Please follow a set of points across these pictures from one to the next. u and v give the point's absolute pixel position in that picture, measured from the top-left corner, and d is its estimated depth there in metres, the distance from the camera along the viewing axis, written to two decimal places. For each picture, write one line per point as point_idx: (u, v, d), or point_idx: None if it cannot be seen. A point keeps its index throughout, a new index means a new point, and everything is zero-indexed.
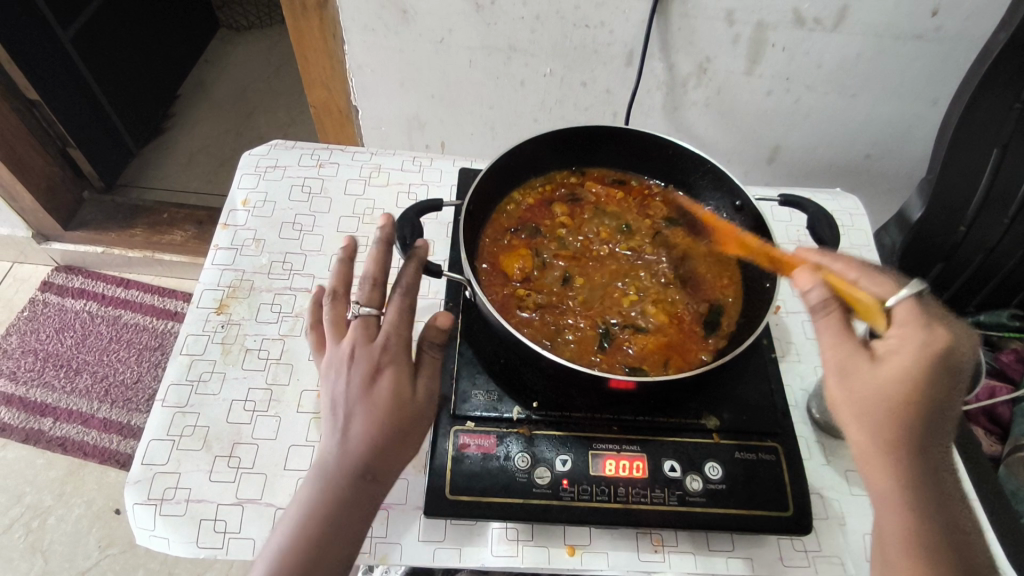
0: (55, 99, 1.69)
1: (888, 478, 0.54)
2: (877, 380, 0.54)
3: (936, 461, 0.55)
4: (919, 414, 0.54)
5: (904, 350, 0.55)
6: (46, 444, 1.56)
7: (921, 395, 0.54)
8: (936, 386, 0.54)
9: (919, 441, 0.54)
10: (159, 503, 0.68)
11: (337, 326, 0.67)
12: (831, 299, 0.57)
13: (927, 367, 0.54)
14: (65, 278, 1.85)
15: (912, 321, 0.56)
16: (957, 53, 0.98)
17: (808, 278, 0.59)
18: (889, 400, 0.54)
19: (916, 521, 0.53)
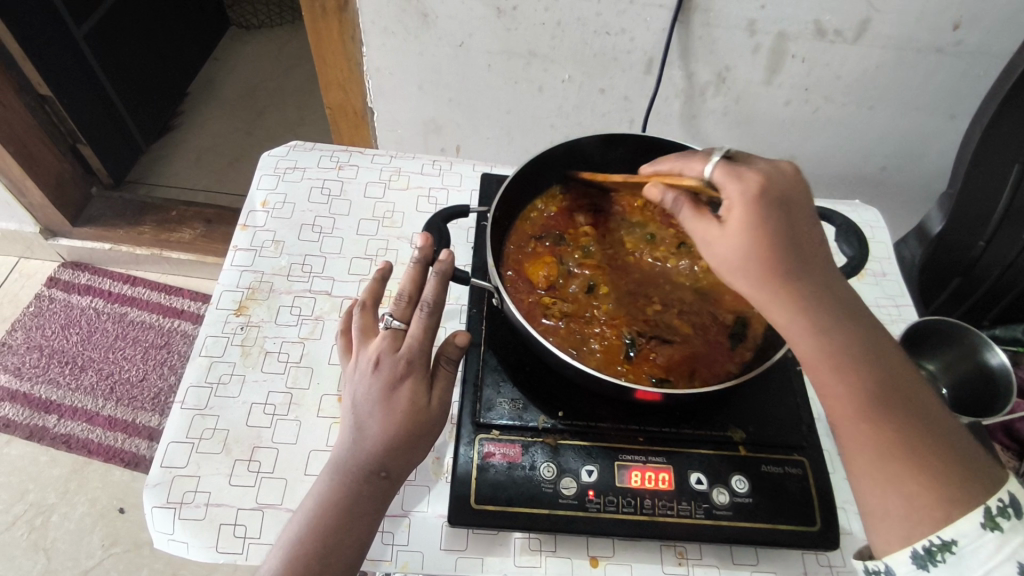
0: (67, 95, 1.68)
1: (811, 346, 0.55)
2: (742, 258, 0.55)
3: (846, 306, 0.56)
4: (791, 267, 0.54)
5: (737, 212, 0.54)
6: (50, 442, 1.55)
7: (781, 247, 0.54)
8: (785, 225, 0.54)
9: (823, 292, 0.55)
10: (178, 507, 0.67)
11: (366, 332, 0.68)
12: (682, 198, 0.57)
13: (766, 212, 0.54)
14: (72, 274, 1.84)
15: (731, 178, 0.55)
16: (978, 67, 0.98)
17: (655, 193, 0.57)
18: (761, 269, 0.54)
19: (858, 385, 0.54)
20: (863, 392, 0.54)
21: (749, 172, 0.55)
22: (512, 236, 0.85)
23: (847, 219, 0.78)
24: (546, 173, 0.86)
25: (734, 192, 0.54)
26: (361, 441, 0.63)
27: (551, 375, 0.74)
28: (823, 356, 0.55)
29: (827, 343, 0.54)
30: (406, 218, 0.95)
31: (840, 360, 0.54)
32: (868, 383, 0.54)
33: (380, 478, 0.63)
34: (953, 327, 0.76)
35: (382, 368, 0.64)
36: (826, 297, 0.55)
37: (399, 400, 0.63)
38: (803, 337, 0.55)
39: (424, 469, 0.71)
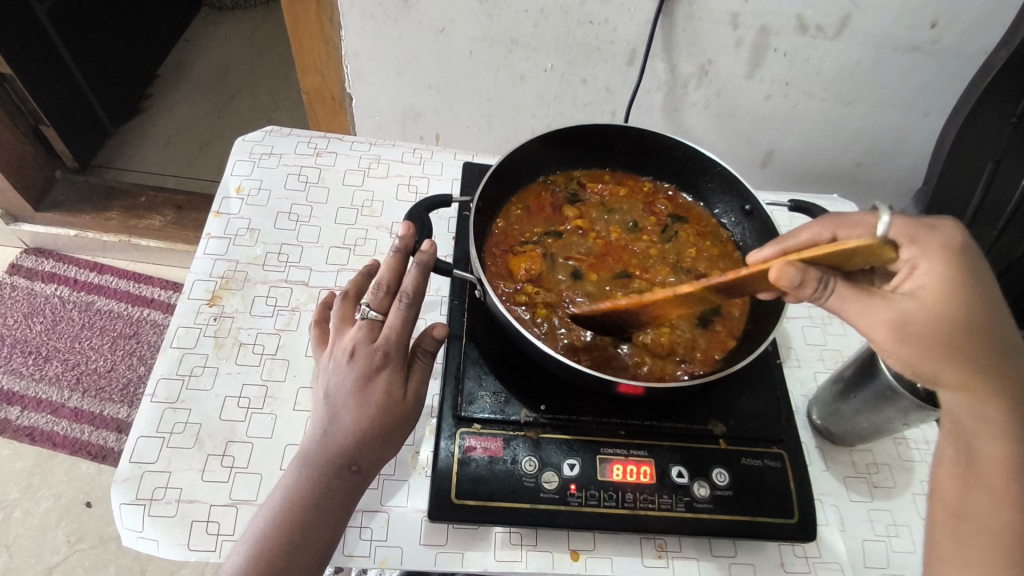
0: (29, 74, 1.61)
1: (957, 371, 0.52)
2: (931, 320, 0.52)
3: (1011, 345, 0.53)
4: (981, 329, 0.52)
5: (923, 271, 0.53)
6: (13, 434, 1.49)
7: (977, 308, 0.52)
8: (984, 290, 0.53)
9: (1000, 346, 0.53)
10: (148, 504, 0.65)
11: (345, 322, 0.67)
12: (824, 276, 0.55)
13: (959, 268, 0.53)
14: (35, 260, 1.77)
15: (917, 233, 0.54)
16: (952, 66, 0.99)
17: (793, 273, 0.54)
18: (955, 326, 0.52)
19: (1001, 411, 0.51)
20: (1016, 440, 0.51)
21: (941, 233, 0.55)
22: (499, 217, 0.85)
23: (828, 214, 0.80)
24: (527, 164, 0.86)
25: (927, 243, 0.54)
26: (332, 433, 0.61)
27: (532, 368, 0.74)
28: (969, 391, 0.52)
29: (968, 377, 0.52)
30: (385, 208, 0.94)
31: (979, 387, 0.52)
32: (1014, 424, 0.51)
33: (351, 472, 0.61)
34: None
35: (358, 359, 0.63)
36: (997, 349, 0.52)
37: (374, 393, 0.62)
38: (947, 369, 0.53)
39: (403, 462, 0.69)
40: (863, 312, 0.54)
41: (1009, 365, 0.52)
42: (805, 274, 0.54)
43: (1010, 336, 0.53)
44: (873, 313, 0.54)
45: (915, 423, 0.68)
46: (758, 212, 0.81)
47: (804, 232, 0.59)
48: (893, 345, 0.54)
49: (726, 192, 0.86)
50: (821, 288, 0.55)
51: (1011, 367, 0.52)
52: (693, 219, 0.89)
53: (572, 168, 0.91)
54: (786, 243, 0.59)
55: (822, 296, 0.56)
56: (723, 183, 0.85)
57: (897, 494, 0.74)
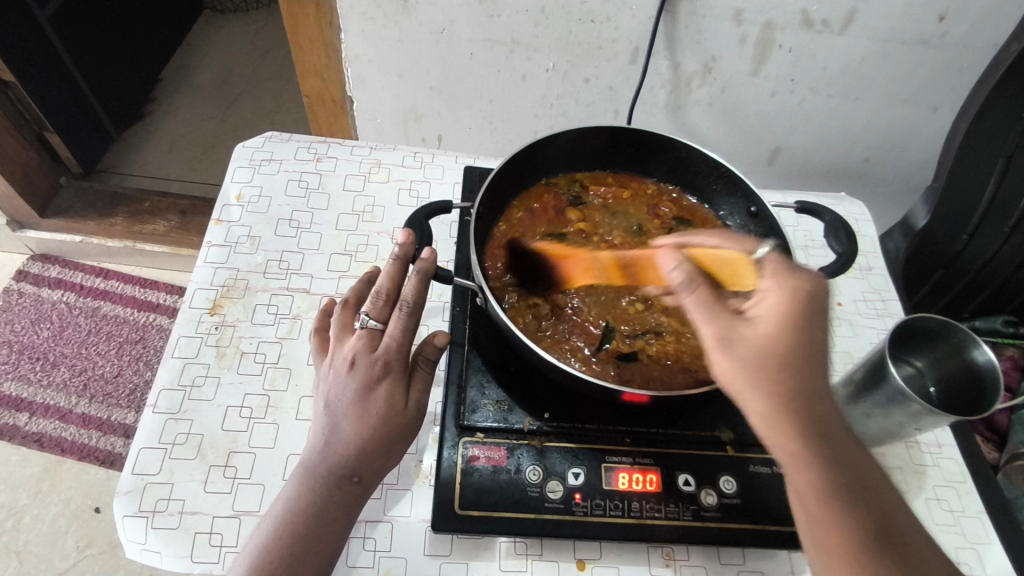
0: (32, 81, 1.61)
1: (763, 403, 0.51)
2: (756, 342, 0.52)
3: (824, 391, 0.52)
4: (800, 370, 0.52)
5: (767, 302, 0.54)
6: (22, 440, 1.50)
7: (804, 349, 0.52)
8: (816, 336, 0.53)
9: (811, 389, 0.52)
10: (151, 516, 0.65)
11: (345, 330, 0.66)
12: (696, 272, 0.54)
13: (799, 309, 0.53)
14: (41, 266, 1.78)
15: (782, 269, 0.56)
16: (961, 61, 0.97)
17: (672, 258, 0.56)
18: (775, 359, 0.51)
19: (799, 445, 0.50)
20: (821, 474, 0.50)
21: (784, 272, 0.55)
22: (502, 221, 0.84)
23: (836, 216, 0.78)
24: (529, 167, 0.85)
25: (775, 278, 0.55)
26: (333, 444, 0.60)
27: (535, 375, 0.73)
28: (772, 422, 0.51)
29: (779, 412, 0.51)
30: (386, 213, 0.93)
31: (780, 421, 0.51)
32: (820, 459, 0.50)
33: (353, 483, 0.60)
34: (939, 323, 0.74)
35: (358, 369, 0.62)
36: (807, 389, 0.52)
37: (375, 403, 0.61)
38: (755, 397, 0.51)
39: (407, 471, 0.68)
40: (711, 321, 0.53)
41: (814, 407, 0.51)
42: (681, 264, 0.55)
43: (824, 381, 0.53)
44: (714, 324, 0.53)
45: (927, 428, 0.69)
46: (764, 215, 0.80)
47: (702, 234, 0.68)
48: (718, 360, 0.53)
49: (731, 194, 0.84)
50: (683, 284, 0.54)
51: (819, 410, 0.52)
52: (698, 221, 0.88)
53: (574, 171, 0.90)
54: (685, 238, 0.69)
55: (682, 293, 0.54)
56: (728, 185, 0.83)
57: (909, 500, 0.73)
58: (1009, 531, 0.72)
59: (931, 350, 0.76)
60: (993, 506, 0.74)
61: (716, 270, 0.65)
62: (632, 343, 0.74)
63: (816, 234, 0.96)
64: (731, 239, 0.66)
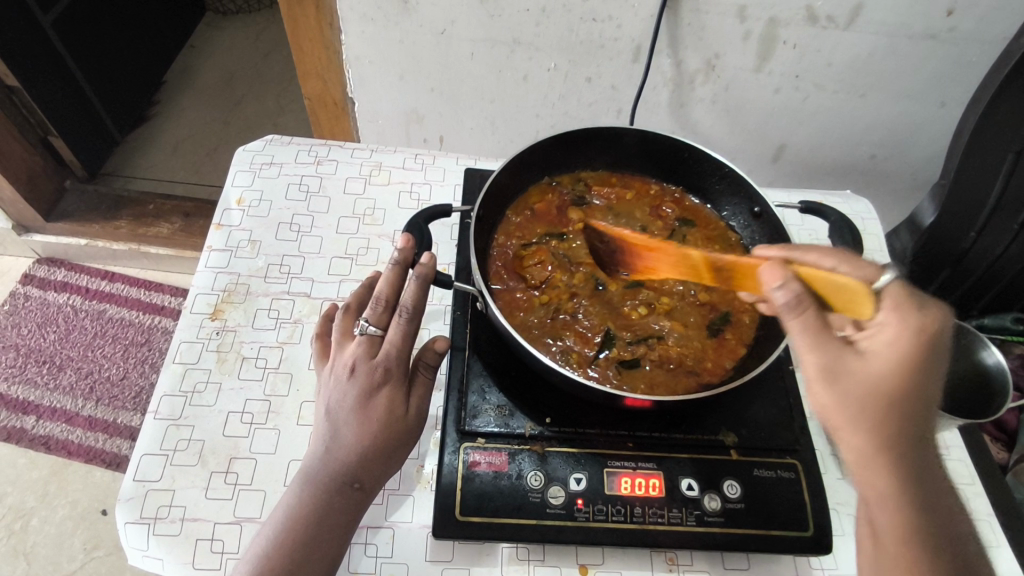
0: (36, 85, 1.61)
1: (862, 438, 0.51)
2: (869, 379, 0.51)
3: (927, 430, 0.52)
4: (908, 409, 0.51)
5: (886, 337, 0.51)
6: (29, 443, 1.51)
7: (915, 388, 0.51)
8: (934, 377, 0.51)
9: (916, 427, 0.52)
10: (153, 522, 0.65)
11: (345, 336, 0.66)
12: (805, 295, 0.51)
13: (920, 349, 0.51)
14: (47, 270, 1.78)
15: (905, 305, 0.52)
16: (969, 55, 0.95)
17: (778, 276, 0.52)
18: (884, 397, 0.50)
19: (889, 482, 0.51)
20: (905, 513, 0.51)
21: (916, 307, 0.52)
22: (503, 224, 0.84)
23: (841, 215, 0.78)
24: (529, 169, 0.85)
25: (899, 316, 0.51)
26: (333, 451, 0.60)
27: (537, 379, 0.73)
28: (869, 457, 0.51)
29: (880, 448, 0.51)
30: (387, 215, 0.92)
31: (876, 458, 0.51)
32: (909, 498, 0.51)
33: (354, 490, 0.60)
34: (947, 326, 0.75)
35: (358, 375, 0.61)
36: (912, 428, 0.52)
37: (375, 410, 0.61)
38: (854, 431, 0.51)
39: (408, 476, 0.68)
40: (822, 352, 0.51)
41: (916, 447, 0.52)
42: (787, 285, 0.52)
43: (929, 421, 0.52)
44: (824, 355, 0.51)
45: (933, 430, 0.68)
46: (767, 215, 0.79)
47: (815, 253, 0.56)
48: (819, 390, 0.52)
49: (734, 194, 0.83)
50: (792, 306, 0.51)
51: (916, 449, 0.52)
52: (701, 222, 0.87)
53: (578, 171, 0.89)
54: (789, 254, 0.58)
55: (787, 317, 0.52)
56: (731, 185, 0.83)
57: None
58: (1019, 533, 0.71)
59: None
60: (1002, 508, 0.73)
61: (825, 295, 0.55)
62: (647, 330, 0.76)
63: (820, 234, 0.95)
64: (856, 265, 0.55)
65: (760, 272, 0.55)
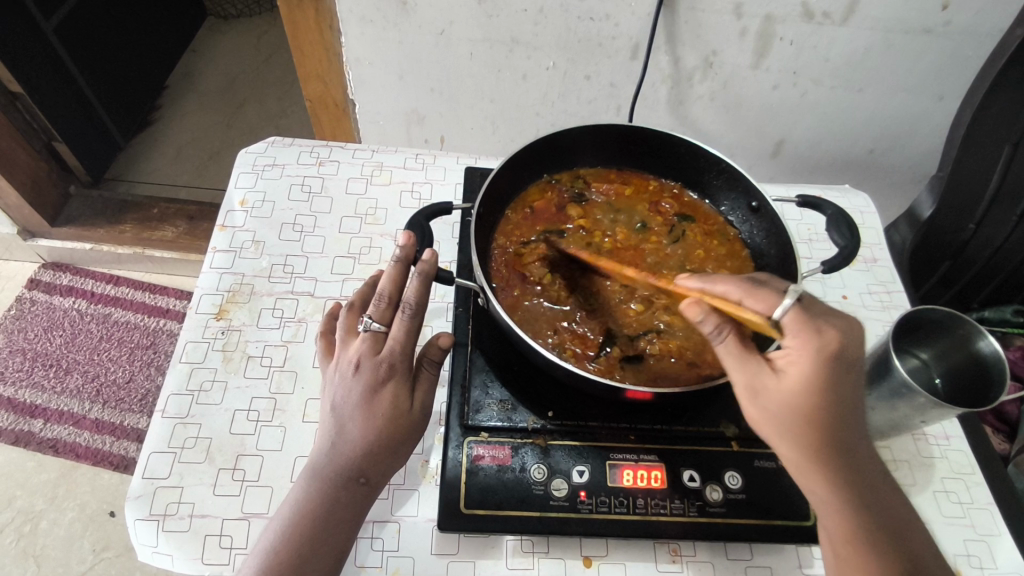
0: (39, 92, 1.63)
1: (790, 448, 0.55)
2: (787, 401, 0.54)
3: (858, 433, 0.55)
4: (829, 422, 0.54)
5: (795, 363, 0.54)
6: (37, 446, 1.52)
7: (830, 403, 0.53)
8: (846, 394, 0.54)
9: (842, 434, 0.54)
10: (162, 519, 0.66)
11: (350, 333, 0.67)
12: (725, 325, 0.55)
13: (826, 369, 0.53)
14: (53, 275, 1.80)
15: (808, 330, 0.54)
16: (966, 48, 0.96)
17: (698, 311, 0.55)
18: (800, 414, 0.54)
19: (823, 487, 0.55)
20: (844, 513, 0.54)
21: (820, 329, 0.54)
22: (504, 221, 0.85)
23: (838, 208, 0.78)
24: (529, 167, 0.86)
25: (798, 341, 0.54)
26: (339, 446, 0.61)
27: (539, 374, 0.73)
28: (802, 465, 0.55)
29: (808, 456, 0.55)
30: (389, 215, 0.93)
31: (807, 466, 0.55)
32: (846, 499, 0.55)
33: (360, 484, 0.61)
34: (942, 316, 0.73)
35: (363, 371, 0.62)
36: (838, 436, 0.54)
37: (381, 405, 0.62)
38: (782, 442, 0.55)
39: (413, 471, 0.69)
40: (740, 373, 0.55)
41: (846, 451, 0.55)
42: (710, 318, 0.55)
43: (856, 423, 0.55)
44: (743, 373, 0.55)
45: (935, 420, 0.68)
46: (766, 210, 0.80)
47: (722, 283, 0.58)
48: (749, 408, 0.56)
49: (732, 189, 0.84)
50: (714, 335, 0.55)
51: (846, 452, 0.55)
52: (700, 217, 0.88)
53: (577, 168, 0.90)
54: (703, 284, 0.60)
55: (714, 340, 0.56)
56: (728, 180, 0.83)
57: (918, 492, 0.73)
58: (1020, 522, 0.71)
59: (937, 342, 0.75)
60: (1003, 497, 0.73)
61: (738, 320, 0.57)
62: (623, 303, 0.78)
63: (819, 228, 0.95)
64: (757, 293, 0.56)
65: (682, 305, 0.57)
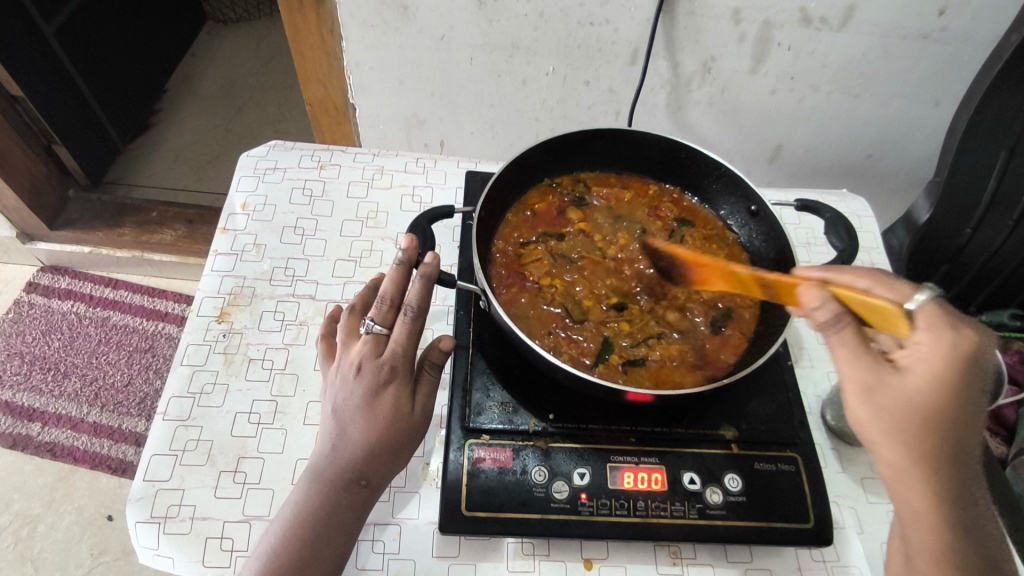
0: (39, 95, 1.63)
1: (898, 451, 0.53)
2: (908, 397, 0.52)
3: (972, 450, 0.53)
4: (948, 428, 0.52)
5: (924, 360, 0.52)
6: (35, 450, 1.52)
7: (955, 407, 0.52)
8: (971, 403, 0.52)
9: (958, 445, 0.52)
10: (163, 521, 0.66)
11: (352, 335, 0.67)
12: (844, 312, 0.53)
13: (959, 368, 0.51)
14: (51, 278, 1.80)
15: (941, 326, 0.52)
16: (962, 54, 0.97)
17: (817, 296, 0.54)
18: (922, 413, 0.52)
19: (925, 498, 0.52)
20: (940, 530, 0.52)
21: (957, 326, 0.52)
22: (506, 223, 0.85)
23: (836, 212, 0.79)
24: (529, 171, 0.86)
25: (931, 336, 0.52)
26: (341, 448, 0.61)
27: (540, 377, 0.74)
28: (906, 471, 0.53)
29: (917, 462, 0.52)
30: (390, 218, 0.94)
31: (912, 472, 0.52)
32: (947, 516, 0.52)
33: (361, 486, 0.61)
34: None
35: (364, 373, 0.63)
36: (952, 445, 0.52)
37: (382, 407, 0.62)
38: (890, 445, 0.53)
39: (414, 474, 0.69)
40: (856, 366, 0.53)
41: (956, 464, 0.53)
42: (826, 304, 0.53)
43: (973, 438, 0.53)
44: (859, 371, 0.53)
45: None
46: (765, 213, 0.80)
47: (851, 272, 0.58)
48: (855, 402, 0.54)
49: (732, 193, 0.85)
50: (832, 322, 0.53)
51: (959, 467, 0.53)
52: (699, 221, 0.88)
53: (577, 171, 0.91)
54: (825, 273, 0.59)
55: (825, 331, 0.54)
56: (728, 184, 0.84)
57: None
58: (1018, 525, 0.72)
59: None
60: (1001, 499, 0.74)
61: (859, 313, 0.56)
62: (624, 295, 0.80)
63: (817, 232, 0.96)
64: (886, 284, 0.56)
65: (797, 290, 0.56)
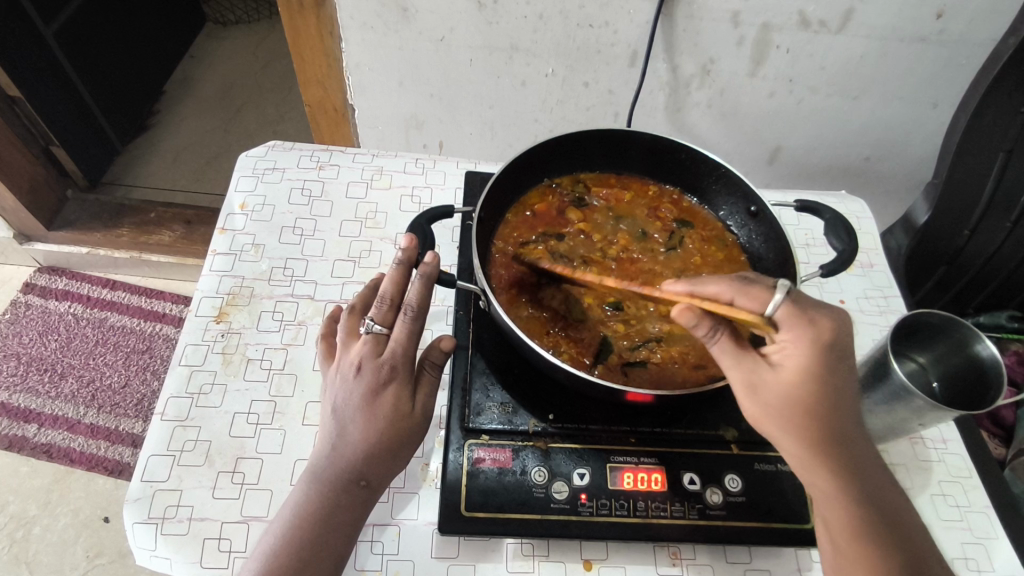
0: (37, 95, 1.63)
1: (791, 441, 0.56)
2: (790, 391, 0.55)
3: (854, 426, 0.57)
4: (829, 414, 0.55)
5: (792, 354, 0.56)
6: (31, 452, 1.51)
7: (827, 393, 0.55)
8: (841, 386, 0.56)
9: (841, 428, 0.56)
10: (161, 522, 0.65)
11: (351, 335, 0.67)
12: (716, 327, 0.56)
13: (822, 357, 0.55)
14: (48, 279, 1.79)
15: (799, 322, 0.55)
16: (960, 57, 0.97)
17: (689, 317, 0.56)
18: (802, 405, 0.55)
19: (828, 480, 0.56)
20: (847, 504, 0.55)
21: (813, 320, 0.55)
22: (505, 224, 0.85)
23: (835, 213, 0.79)
24: (529, 171, 0.86)
25: (793, 335, 0.55)
26: (341, 448, 0.61)
27: (540, 378, 0.74)
28: (803, 457, 0.56)
29: (810, 448, 0.56)
30: (389, 218, 0.94)
31: (811, 458, 0.56)
32: (850, 492, 0.56)
33: (360, 487, 0.61)
34: (942, 320, 0.73)
35: (364, 374, 0.62)
36: (837, 427, 0.56)
37: (382, 407, 0.62)
38: (782, 437, 0.56)
39: (413, 474, 0.69)
40: (737, 369, 0.57)
41: (845, 445, 0.56)
42: (700, 321, 0.56)
43: (853, 417, 0.57)
44: (740, 372, 0.57)
45: (931, 424, 0.68)
46: (764, 214, 0.81)
47: (714, 283, 0.57)
48: (745, 402, 0.57)
49: (731, 194, 0.85)
50: (709, 336, 0.57)
51: (847, 446, 0.56)
52: (698, 222, 0.88)
53: (577, 172, 0.91)
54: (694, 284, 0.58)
55: (707, 342, 0.58)
56: (727, 185, 0.84)
57: (914, 496, 0.73)
58: (1017, 527, 0.72)
59: (936, 346, 0.76)
60: (999, 501, 0.74)
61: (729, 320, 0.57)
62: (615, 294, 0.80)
63: (816, 233, 0.96)
64: (749, 290, 0.56)
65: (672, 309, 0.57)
